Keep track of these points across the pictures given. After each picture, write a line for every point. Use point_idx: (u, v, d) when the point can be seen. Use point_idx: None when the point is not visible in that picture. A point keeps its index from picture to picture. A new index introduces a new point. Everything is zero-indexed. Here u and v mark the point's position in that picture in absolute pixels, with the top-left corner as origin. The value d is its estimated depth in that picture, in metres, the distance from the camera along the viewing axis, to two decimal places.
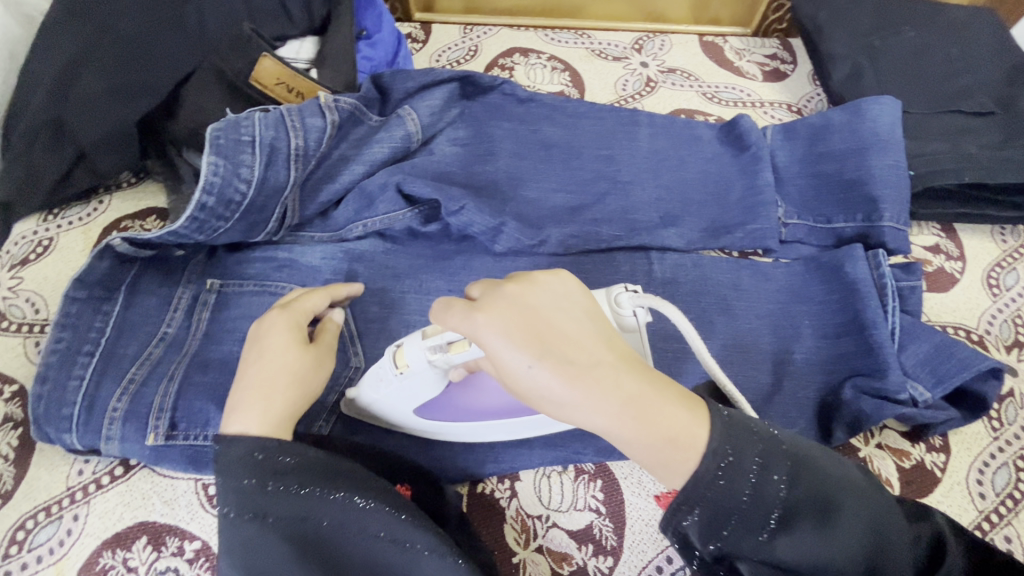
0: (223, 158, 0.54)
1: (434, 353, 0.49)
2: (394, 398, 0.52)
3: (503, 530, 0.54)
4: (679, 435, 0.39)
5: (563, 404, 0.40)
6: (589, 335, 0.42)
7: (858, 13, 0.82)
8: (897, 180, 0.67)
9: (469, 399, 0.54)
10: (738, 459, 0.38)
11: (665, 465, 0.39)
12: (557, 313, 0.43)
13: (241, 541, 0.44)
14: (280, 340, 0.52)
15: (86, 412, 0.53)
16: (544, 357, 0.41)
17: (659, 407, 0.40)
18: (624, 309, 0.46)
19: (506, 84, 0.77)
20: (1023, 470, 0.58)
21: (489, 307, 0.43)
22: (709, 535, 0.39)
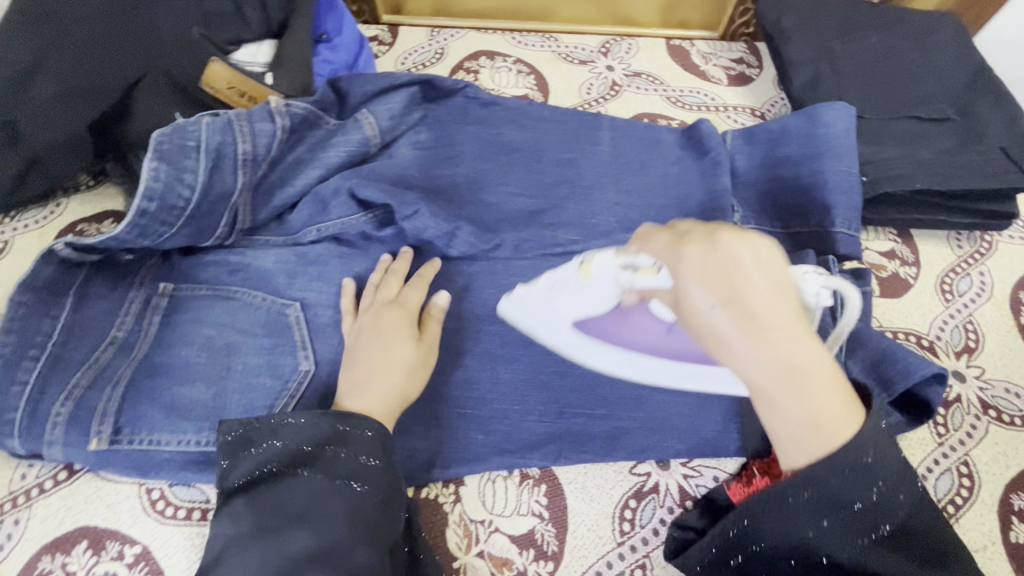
0: (166, 163, 0.54)
1: (623, 271, 0.51)
2: (561, 305, 0.57)
3: (445, 535, 0.55)
4: (831, 426, 0.39)
5: (733, 359, 0.39)
6: (790, 300, 0.39)
7: (821, 18, 0.82)
8: (849, 187, 0.67)
9: (624, 331, 0.57)
10: (868, 468, 0.40)
11: (803, 447, 0.39)
12: (764, 271, 0.39)
13: (305, 499, 0.47)
14: (401, 331, 0.58)
15: (29, 416, 0.53)
16: (738, 304, 0.38)
17: (826, 395, 0.38)
18: (810, 285, 0.47)
19: (468, 88, 0.77)
20: (965, 476, 0.58)
21: (701, 241, 0.40)
22: (812, 521, 0.42)
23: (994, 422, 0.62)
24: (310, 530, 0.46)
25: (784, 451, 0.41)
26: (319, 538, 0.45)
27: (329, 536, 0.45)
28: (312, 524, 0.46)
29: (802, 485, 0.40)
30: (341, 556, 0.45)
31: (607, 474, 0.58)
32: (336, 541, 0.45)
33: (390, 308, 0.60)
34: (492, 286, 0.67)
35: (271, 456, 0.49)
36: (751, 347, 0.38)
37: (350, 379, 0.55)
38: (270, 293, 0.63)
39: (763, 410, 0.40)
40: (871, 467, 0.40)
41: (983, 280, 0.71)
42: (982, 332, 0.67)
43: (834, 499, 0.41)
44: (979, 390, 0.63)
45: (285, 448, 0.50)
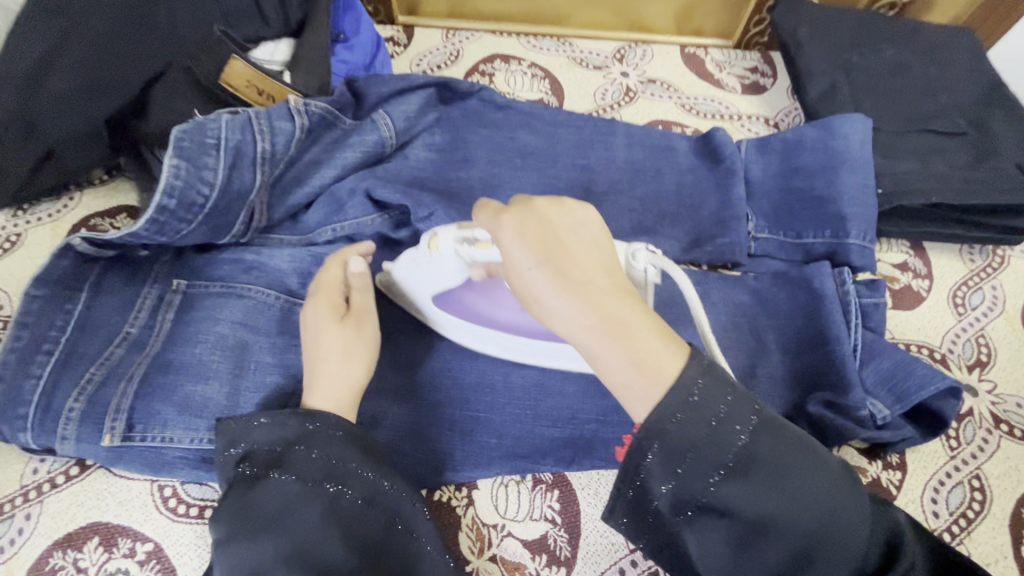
0: (186, 160, 0.54)
1: (461, 245, 0.51)
2: (420, 277, 0.56)
3: (458, 538, 0.55)
4: (653, 367, 0.37)
5: (549, 313, 0.40)
6: (593, 260, 0.41)
7: (837, 30, 0.82)
8: (864, 198, 0.67)
9: (481, 307, 0.59)
10: (699, 404, 0.37)
11: (631, 393, 0.38)
12: (576, 232, 0.42)
13: (275, 501, 0.46)
14: (322, 317, 0.56)
15: (43, 410, 0.52)
16: (543, 262, 0.40)
17: (644, 335, 0.39)
18: (638, 262, 0.47)
19: (484, 91, 0.77)
20: (977, 489, 0.59)
21: (516, 210, 0.43)
22: (665, 476, 0.37)
23: (1006, 436, 0.62)
24: (282, 530, 0.44)
25: (627, 406, 0.39)
26: (292, 538, 0.44)
27: (304, 539, 0.44)
28: (286, 525, 0.45)
29: (649, 435, 0.37)
30: (315, 555, 0.44)
31: None
32: (310, 540, 0.44)
33: (314, 297, 0.58)
34: None
35: (245, 457, 0.48)
36: (558, 299, 0.39)
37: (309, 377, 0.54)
38: (283, 291, 0.63)
39: (592, 360, 0.40)
40: (701, 405, 0.37)
41: (995, 294, 0.71)
42: (994, 346, 0.67)
43: (686, 438, 0.37)
44: (991, 404, 0.63)
45: (255, 458, 0.48)
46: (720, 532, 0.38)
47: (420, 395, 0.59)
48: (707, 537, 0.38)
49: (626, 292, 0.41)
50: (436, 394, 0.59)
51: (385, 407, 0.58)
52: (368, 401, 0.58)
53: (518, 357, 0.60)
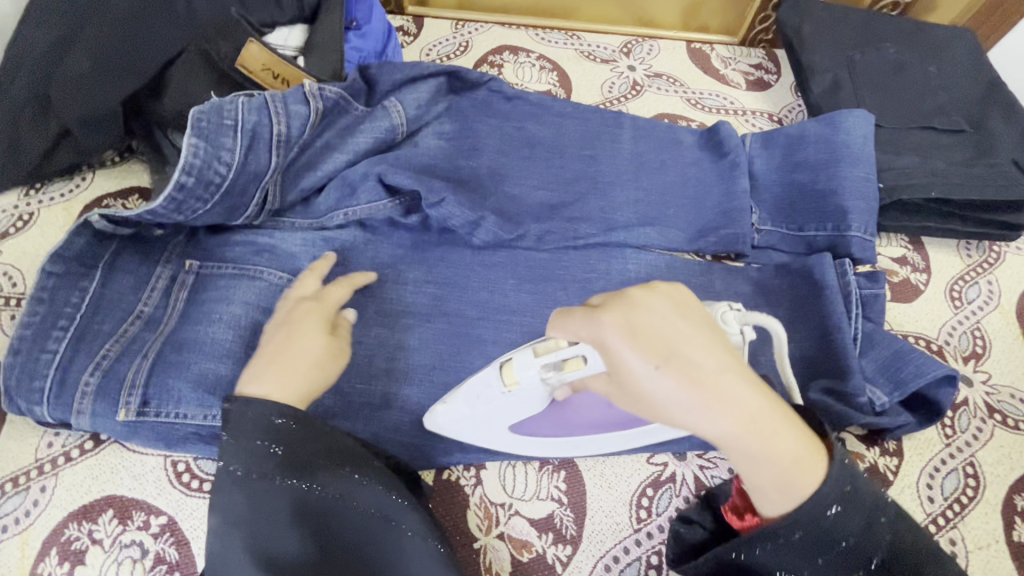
0: (204, 140, 0.55)
1: (548, 371, 0.49)
2: (498, 413, 0.54)
3: (465, 516, 0.56)
4: (801, 460, 0.41)
5: (698, 423, 0.40)
6: (717, 352, 0.41)
7: (841, 28, 0.84)
8: (866, 192, 0.69)
9: (568, 416, 0.55)
10: (852, 496, 0.42)
11: (785, 488, 0.41)
12: (690, 319, 0.42)
13: (241, 502, 0.46)
14: (307, 322, 0.55)
15: (58, 384, 0.53)
16: (680, 371, 0.40)
17: (781, 429, 0.41)
18: (730, 326, 0.48)
19: (493, 81, 0.77)
20: (971, 476, 0.60)
21: (619, 307, 0.42)
22: (801, 563, 0.43)
23: (999, 425, 0.63)
24: (248, 528, 0.45)
25: (767, 497, 0.43)
26: (253, 539, 0.45)
27: (268, 539, 0.45)
28: (250, 523, 0.45)
29: (793, 528, 0.42)
30: (278, 554, 0.44)
31: (625, 462, 0.59)
32: (273, 538, 0.45)
33: (304, 302, 0.57)
34: (510, 276, 0.68)
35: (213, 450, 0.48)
36: (708, 410, 0.39)
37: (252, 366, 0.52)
38: (294, 274, 0.64)
39: (734, 456, 0.41)
40: (854, 496, 0.42)
41: (991, 288, 0.73)
42: (989, 339, 0.69)
43: (827, 529, 0.42)
44: (985, 395, 0.65)
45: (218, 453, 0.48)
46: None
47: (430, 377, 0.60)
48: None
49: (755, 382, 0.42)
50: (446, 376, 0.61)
51: (394, 389, 0.61)
52: (377, 382, 0.61)
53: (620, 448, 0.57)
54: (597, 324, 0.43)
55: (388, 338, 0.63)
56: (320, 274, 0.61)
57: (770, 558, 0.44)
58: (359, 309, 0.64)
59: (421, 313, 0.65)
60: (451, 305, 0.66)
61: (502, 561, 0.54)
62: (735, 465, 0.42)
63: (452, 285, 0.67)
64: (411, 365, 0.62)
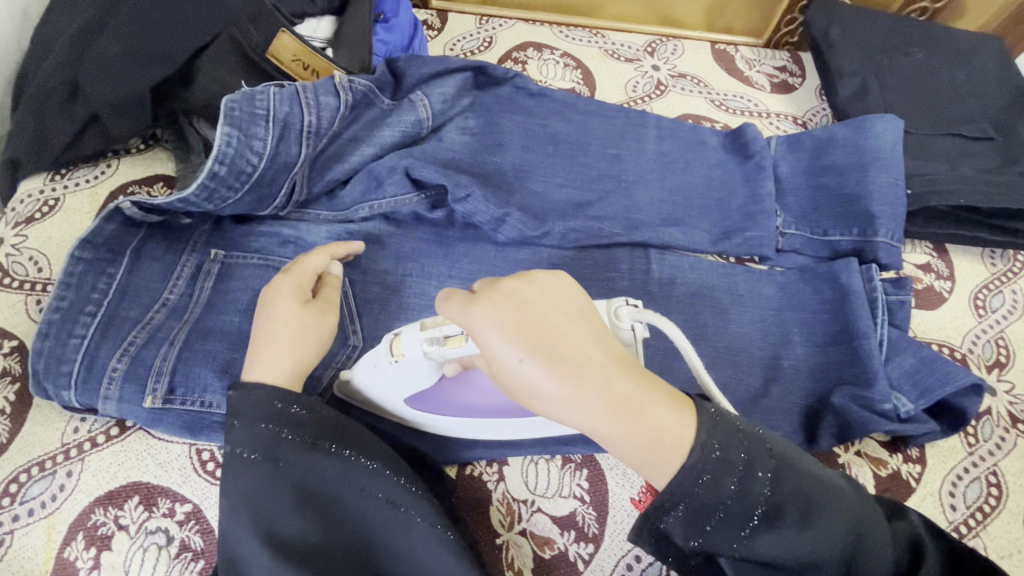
0: (237, 130, 0.56)
1: (431, 345, 0.47)
2: (384, 384, 0.52)
3: (488, 512, 0.56)
4: (669, 438, 0.39)
5: (560, 405, 0.40)
6: (584, 336, 0.41)
7: (869, 32, 0.83)
8: (894, 197, 0.68)
9: (459, 394, 0.54)
10: (723, 460, 0.38)
11: (651, 467, 0.39)
12: (559, 307, 0.42)
13: (246, 485, 0.45)
14: (283, 296, 0.54)
15: (86, 370, 0.53)
16: (539, 353, 0.40)
17: (648, 405, 0.40)
18: (623, 321, 0.45)
19: (519, 78, 0.77)
20: (994, 485, 0.60)
21: (490, 299, 0.42)
22: (692, 531, 0.40)
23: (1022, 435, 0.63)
24: (254, 511, 0.45)
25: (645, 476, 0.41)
26: (258, 522, 0.44)
27: (272, 522, 0.44)
28: (258, 505, 0.45)
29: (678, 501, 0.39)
30: (285, 536, 0.44)
31: None
32: (277, 521, 0.44)
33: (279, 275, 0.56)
34: (534, 273, 0.68)
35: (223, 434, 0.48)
36: (565, 392, 0.39)
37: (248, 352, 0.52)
38: None
39: (604, 439, 0.40)
40: (729, 458, 0.38)
41: (1015, 297, 0.72)
42: (1013, 348, 0.69)
43: (706, 498, 0.39)
44: (1009, 404, 0.65)
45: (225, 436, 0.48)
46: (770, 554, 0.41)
47: None
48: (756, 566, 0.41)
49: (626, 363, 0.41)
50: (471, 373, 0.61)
51: None
52: None
53: (507, 435, 0.56)
54: (464, 313, 0.42)
55: None
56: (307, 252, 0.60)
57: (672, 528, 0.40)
58: (383, 302, 0.64)
59: None
60: None
61: (524, 558, 0.54)
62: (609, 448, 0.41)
63: (476, 281, 0.67)
64: None
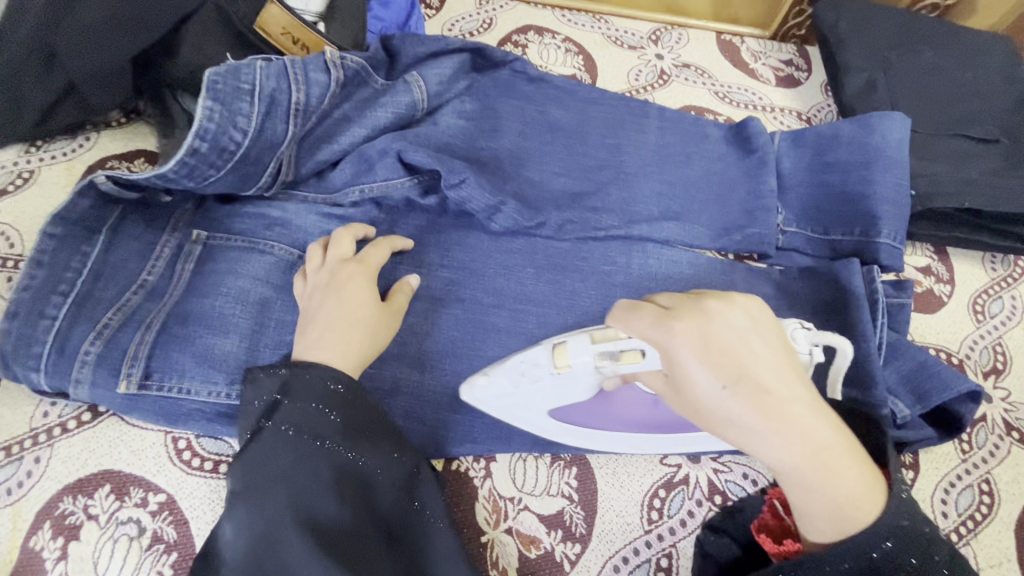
0: (220, 104, 0.53)
1: (602, 359, 0.50)
2: (535, 394, 0.54)
3: (473, 509, 0.54)
4: (857, 499, 0.41)
5: (756, 441, 0.41)
6: (786, 370, 0.43)
7: (878, 27, 0.81)
8: (898, 198, 0.67)
9: (610, 409, 0.56)
10: (908, 530, 0.41)
11: (839, 524, 0.41)
12: (761, 337, 0.44)
13: (288, 461, 0.45)
14: (363, 292, 0.55)
15: (56, 352, 0.51)
16: (743, 388, 0.41)
17: (844, 461, 0.41)
18: (800, 343, 0.50)
19: (518, 62, 0.74)
20: (986, 493, 0.59)
21: (691, 318, 0.43)
22: None
23: (1016, 443, 0.62)
24: (290, 489, 0.44)
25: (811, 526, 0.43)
26: (295, 501, 0.43)
27: (309, 502, 0.44)
28: (293, 483, 0.44)
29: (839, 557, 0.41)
30: (316, 518, 0.43)
31: (637, 462, 0.58)
32: (313, 503, 0.44)
33: (347, 263, 0.56)
34: (528, 265, 0.66)
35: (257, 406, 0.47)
36: (768, 429, 0.41)
37: (308, 334, 0.52)
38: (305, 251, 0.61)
39: (784, 479, 0.42)
40: (908, 530, 0.41)
41: (1014, 303, 0.71)
42: (1010, 355, 0.68)
43: (876, 563, 0.41)
44: (1004, 412, 0.64)
45: (265, 411, 0.47)
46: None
47: (444, 362, 0.60)
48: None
49: (824, 411, 0.43)
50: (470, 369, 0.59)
51: (406, 374, 0.59)
52: (387, 367, 0.58)
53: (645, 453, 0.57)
54: (661, 328, 0.44)
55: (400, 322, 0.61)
56: (355, 237, 0.59)
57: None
58: None
59: (435, 297, 0.63)
60: (466, 290, 0.64)
61: (509, 557, 0.53)
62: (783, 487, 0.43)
63: (468, 271, 0.65)
64: (424, 351, 0.60)
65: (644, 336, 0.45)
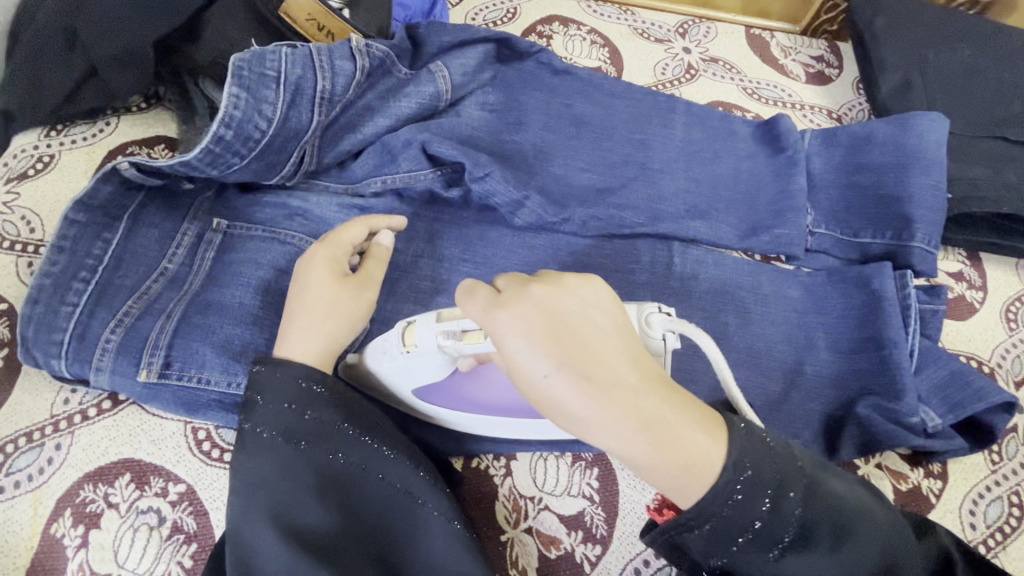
0: (245, 91, 0.52)
1: (446, 339, 0.45)
2: (394, 374, 0.50)
3: (494, 507, 0.54)
4: (702, 463, 0.37)
5: (583, 423, 0.38)
6: (613, 349, 0.39)
7: (915, 24, 0.79)
8: (934, 201, 0.65)
9: (471, 389, 0.52)
10: (756, 479, 0.37)
11: (684, 492, 0.37)
12: (588, 317, 0.40)
13: (267, 465, 0.44)
14: (320, 272, 0.52)
15: (77, 340, 0.50)
16: (565, 371, 0.38)
17: (684, 429, 0.37)
18: (654, 329, 0.42)
19: (543, 53, 0.73)
20: (1016, 505, 0.58)
21: (516, 306, 0.40)
22: (715, 549, 0.39)
23: None
24: (272, 494, 0.44)
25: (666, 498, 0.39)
26: (276, 506, 0.43)
27: (287, 505, 0.43)
28: (276, 488, 0.44)
29: (703, 519, 0.37)
30: (300, 523, 0.43)
31: None
32: (293, 506, 0.43)
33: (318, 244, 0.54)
34: (551, 261, 0.65)
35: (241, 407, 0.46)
36: (591, 407, 0.37)
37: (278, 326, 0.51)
38: None
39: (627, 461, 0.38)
40: (766, 481, 0.37)
41: None
42: None
43: (738, 520, 0.37)
44: None
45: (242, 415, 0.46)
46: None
47: None
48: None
49: (652, 381, 0.39)
50: None
51: None
52: None
53: (520, 433, 0.54)
54: (490, 318, 0.40)
55: (421, 317, 0.60)
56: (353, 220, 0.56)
57: (698, 540, 0.39)
58: (391, 283, 0.61)
59: (456, 292, 0.62)
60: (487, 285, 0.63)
61: (529, 557, 0.52)
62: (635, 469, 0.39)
63: (490, 265, 0.64)
64: None
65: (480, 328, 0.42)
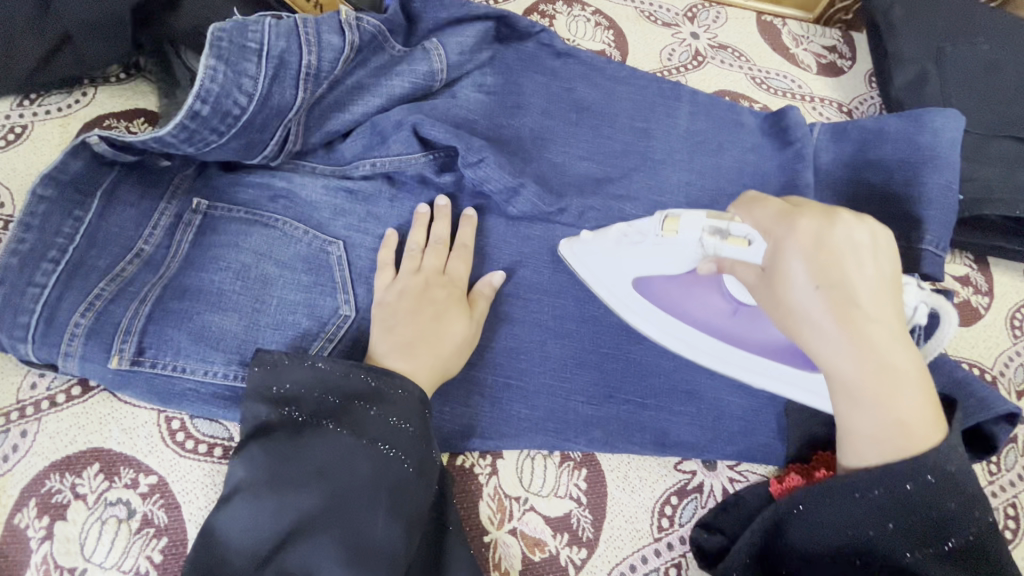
0: (224, 64, 0.49)
1: (711, 235, 0.51)
2: (625, 259, 0.57)
3: (477, 508, 0.52)
4: (910, 429, 0.42)
5: (823, 335, 0.43)
6: (887, 294, 0.43)
7: (935, 14, 0.75)
8: (946, 202, 0.62)
9: (690, 301, 0.57)
10: (942, 478, 0.42)
11: (883, 448, 0.42)
12: (874, 257, 0.43)
13: (327, 454, 0.45)
14: (450, 307, 0.55)
15: (45, 323, 0.48)
16: (831, 289, 0.42)
17: (910, 395, 0.42)
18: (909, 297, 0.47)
19: (544, 34, 0.69)
20: (1011, 518, 0.57)
21: (813, 218, 0.44)
22: (867, 521, 0.43)
23: None
24: (330, 483, 0.44)
25: (853, 450, 0.44)
26: (332, 496, 0.44)
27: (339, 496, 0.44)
28: (333, 478, 0.44)
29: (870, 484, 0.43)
30: (353, 518, 0.44)
31: (651, 467, 0.56)
32: (352, 498, 0.44)
33: (435, 276, 0.57)
34: (546, 253, 0.62)
35: (294, 400, 0.47)
36: (845, 331, 0.42)
37: (401, 348, 0.52)
38: (312, 227, 0.57)
39: (839, 388, 0.44)
40: (942, 474, 0.42)
41: None
42: None
43: (911, 500, 0.42)
44: None
45: (304, 398, 0.47)
46: (824, 518, 0.45)
47: None
48: (821, 520, 0.45)
49: (907, 342, 0.43)
50: (478, 361, 0.56)
51: None
52: None
53: (702, 359, 0.57)
54: (783, 222, 0.45)
55: None
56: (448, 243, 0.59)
57: (835, 509, 0.45)
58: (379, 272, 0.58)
59: None
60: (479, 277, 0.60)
61: (512, 558, 0.51)
62: (835, 401, 0.45)
63: (483, 256, 0.61)
64: None
65: (762, 227, 0.46)
